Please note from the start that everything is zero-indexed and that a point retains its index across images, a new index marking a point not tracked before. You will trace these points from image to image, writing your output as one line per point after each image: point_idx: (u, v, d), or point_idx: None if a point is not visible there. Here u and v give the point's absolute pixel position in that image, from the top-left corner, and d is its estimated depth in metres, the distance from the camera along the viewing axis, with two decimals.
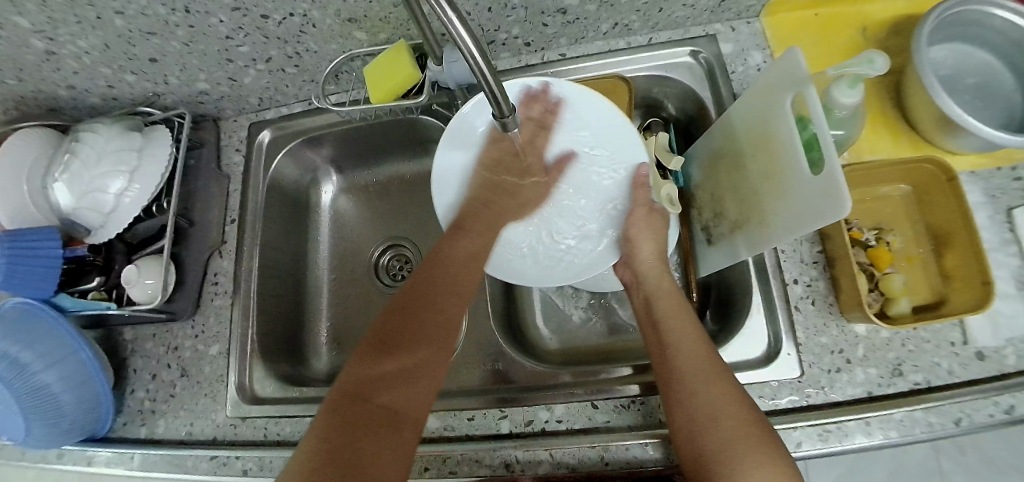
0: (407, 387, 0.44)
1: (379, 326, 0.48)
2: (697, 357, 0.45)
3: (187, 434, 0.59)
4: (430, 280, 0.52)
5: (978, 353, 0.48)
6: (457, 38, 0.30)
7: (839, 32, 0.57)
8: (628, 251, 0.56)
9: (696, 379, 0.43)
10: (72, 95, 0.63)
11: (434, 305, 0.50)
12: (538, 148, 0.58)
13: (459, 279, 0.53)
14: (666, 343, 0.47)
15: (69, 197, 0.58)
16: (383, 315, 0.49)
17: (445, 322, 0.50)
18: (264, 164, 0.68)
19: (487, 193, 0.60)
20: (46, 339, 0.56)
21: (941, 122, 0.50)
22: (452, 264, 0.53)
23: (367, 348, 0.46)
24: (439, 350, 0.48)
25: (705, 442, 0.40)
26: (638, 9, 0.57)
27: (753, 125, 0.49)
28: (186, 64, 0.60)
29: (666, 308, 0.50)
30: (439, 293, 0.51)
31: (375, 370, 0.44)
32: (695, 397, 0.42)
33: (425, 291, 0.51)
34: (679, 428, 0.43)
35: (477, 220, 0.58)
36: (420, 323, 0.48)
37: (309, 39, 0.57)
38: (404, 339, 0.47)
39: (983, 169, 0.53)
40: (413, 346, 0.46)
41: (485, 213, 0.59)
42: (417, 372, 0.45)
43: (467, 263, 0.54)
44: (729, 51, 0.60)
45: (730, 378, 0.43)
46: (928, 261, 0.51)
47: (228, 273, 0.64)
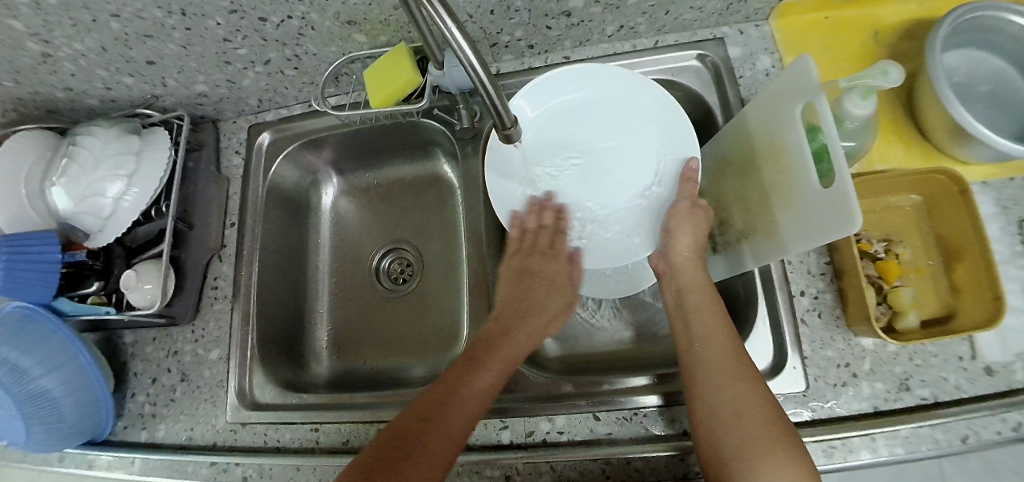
0: (405, 476, 0.42)
1: (378, 444, 0.45)
2: (728, 355, 0.45)
3: (187, 439, 0.59)
4: (463, 373, 0.49)
5: (986, 369, 0.47)
6: (457, 50, 0.30)
7: (850, 36, 0.56)
8: (665, 242, 0.53)
9: (722, 375, 0.43)
10: (70, 96, 0.62)
11: (437, 420, 0.46)
12: (558, 251, 0.58)
13: (475, 386, 0.48)
14: (697, 337, 0.47)
15: (66, 202, 0.57)
16: (387, 433, 0.46)
17: (450, 438, 0.45)
18: (264, 167, 0.67)
19: (510, 302, 0.56)
20: (45, 345, 0.56)
21: (953, 132, 0.48)
22: (470, 384, 0.48)
23: (364, 462, 0.44)
24: (438, 464, 0.43)
25: (725, 437, 0.41)
26: (644, 11, 0.55)
27: (760, 134, 0.48)
28: (184, 66, 0.59)
29: (697, 302, 0.49)
30: (451, 409, 0.46)
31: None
32: (721, 393, 0.43)
33: (436, 405, 0.47)
34: (697, 422, 0.43)
35: (521, 324, 0.54)
36: (422, 437, 0.45)
37: (308, 41, 0.56)
38: (402, 462, 0.43)
39: (996, 179, 0.51)
40: (424, 441, 0.44)
41: (528, 310, 0.56)
42: (420, 468, 0.43)
43: (502, 366, 0.51)
44: (738, 55, 0.58)
45: (757, 379, 0.43)
46: (938, 274, 0.49)
47: (228, 277, 0.64)
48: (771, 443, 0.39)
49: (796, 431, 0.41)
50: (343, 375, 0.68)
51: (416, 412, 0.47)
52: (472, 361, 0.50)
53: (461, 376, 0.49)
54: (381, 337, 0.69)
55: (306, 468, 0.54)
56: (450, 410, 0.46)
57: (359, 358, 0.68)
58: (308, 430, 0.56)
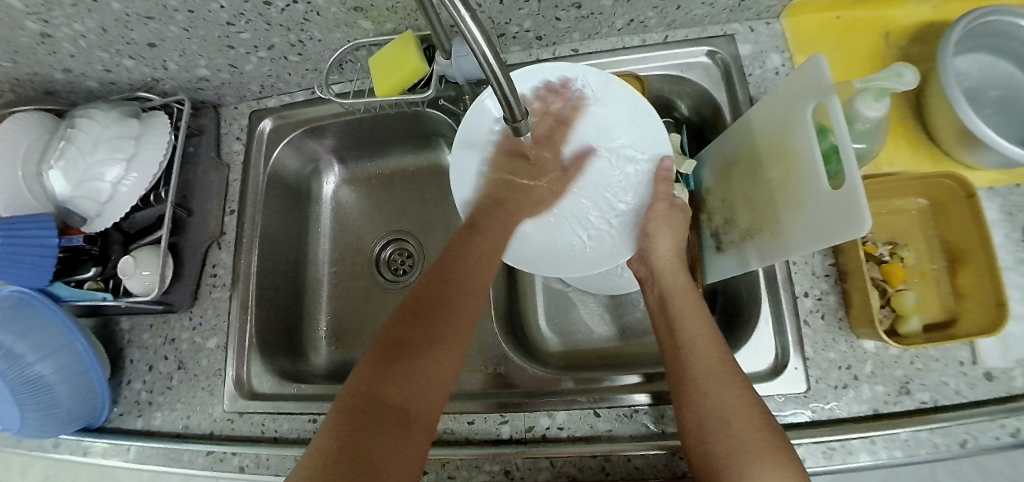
0: (415, 384, 0.39)
1: (390, 327, 0.42)
2: (712, 359, 0.43)
3: (183, 427, 0.58)
4: (445, 273, 0.47)
5: (986, 374, 0.47)
6: (467, 37, 0.29)
7: (861, 36, 0.55)
8: (645, 246, 0.54)
9: (710, 379, 0.42)
10: (69, 78, 0.61)
11: (453, 301, 0.45)
12: (554, 141, 0.57)
13: (481, 275, 0.48)
14: (681, 343, 0.46)
15: (64, 183, 0.56)
16: (395, 317, 0.43)
17: (466, 324, 0.44)
18: (266, 154, 0.66)
19: (503, 191, 0.57)
20: (41, 329, 0.55)
21: (962, 138, 0.48)
22: (474, 265, 0.49)
23: (375, 351, 0.41)
24: (456, 352, 0.42)
25: (715, 447, 0.39)
26: (655, 5, 0.54)
27: (771, 132, 0.47)
28: (186, 49, 0.58)
29: (681, 307, 0.49)
30: (461, 286, 0.46)
31: (388, 369, 0.39)
32: (708, 401, 0.41)
33: (445, 288, 0.45)
34: (688, 429, 0.42)
35: (492, 219, 0.54)
36: (439, 319, 0.43)
37: (313, 27, 0.55)
38: (422, 344, 0.41)
39: (1002, 186, 0.51)
40: (429, 344, 0.41)
41: (500, 213, 0.55)
42: (429, 371, 0.40)
43: (479, 260, 0.49)
44: (748, 53, 0.57)
45: (743, 382, 0.42)
46: (941, 278, 0.49)
47: (228, 264, 0.63)
48: (763, 447, 0.38)
49: (787, 435, 0.39)
50: (342, 366, 0.67)
51: (410, 314, 0.43)
52: (454, 263, 0.48)
53: (444, 279, 0.46)
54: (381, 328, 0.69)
55: None
56: (445, 314, 0.43)
57: (357, 350, 0.68)
58: (306, 421, 0.56)
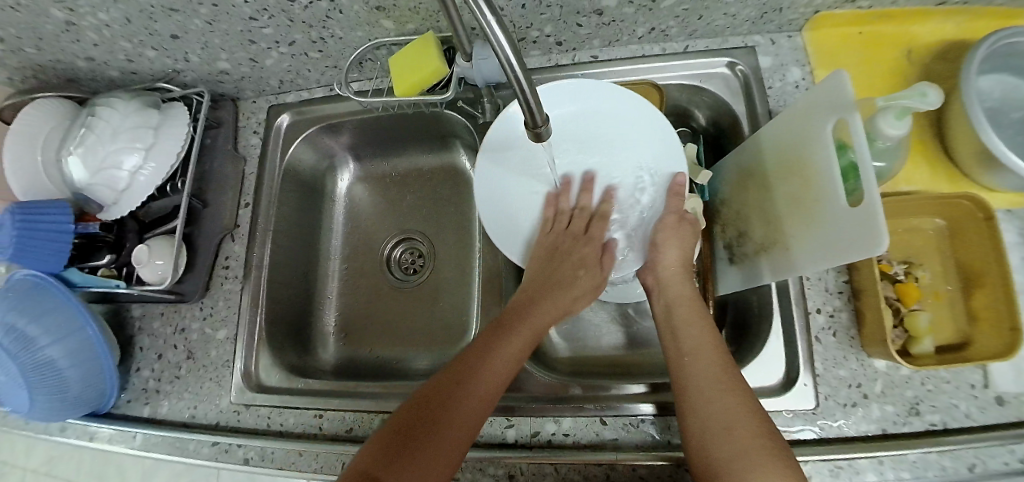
0: (413, 471, 0.40)
1: (404, 411, 0.44)
2: (715, 368, 0.44)
3: (190, 417, 0.59)
4: (469, 366, 0.47)
5: (998, 398, 0.47)
6: (492, 38, 0.29)
7: (883, 53, 0.55)
8: (652, 256, 0.54)
9: (713, 388, 0.42)
10: (91, 67, 0.62)
11: (469, 382, 0.46)
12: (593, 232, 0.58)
13: (507, 352, 0.49)
14: (685, 352, 0.46)
15: (82, 171, 0.57)
16: (413, 399, 0.45)
17: (479, 411, 0.45)
18: (282, 148, 0.67)
19: (540, 277, 0.56)
20: (52, 314, 0.56)
21: (982, 159, 0.48)
22: (503, 349, 0.49)
23: (386, 432, 0.43)
24: (462, 433, 0.43)
25: (716, 452, 0.39)
26: (677, 15, 0.55)
27: (790, 147, 0.47)
28: (207, 42, 0.58)
29: (685, 316, 0.49)
30: (483, 367, 0.47)
31: (392, 454, 0.41)
32: (710, 408, 0.41)
33: (465, 369, 0.47)
34: (690, 437, 0.42)
35: (530, 316, 0.52)
36: (453, 403, 0.44)
37: (334, 24, 0.55)
38: (430, 427, 0.42)
39: (1021, 209, 0.51)
40: (435, 432, 0.42)
41: (535, 308, 0.53)
42: (430, 459, 0.41)
43: (506, 362, 0.48)
44: (768, 65, 0.57)
45: (745, 390, 0.42)
46: (955, 300, 0.49)
47: (240, 257, 0.64)
48: (765, 453, 0.38)
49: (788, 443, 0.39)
50: (349, 362, 0.67)
51: (424, 401, 0.44)
52: (478, 355, 0.48)
53: (463, 373, 0.46)
54: (389, 326, 0.69)
55: (308, 454, 0.54)
56: (454, 406, 0.44)
57: (365, 346, 0.68)
58: (312, 416, 0.56)
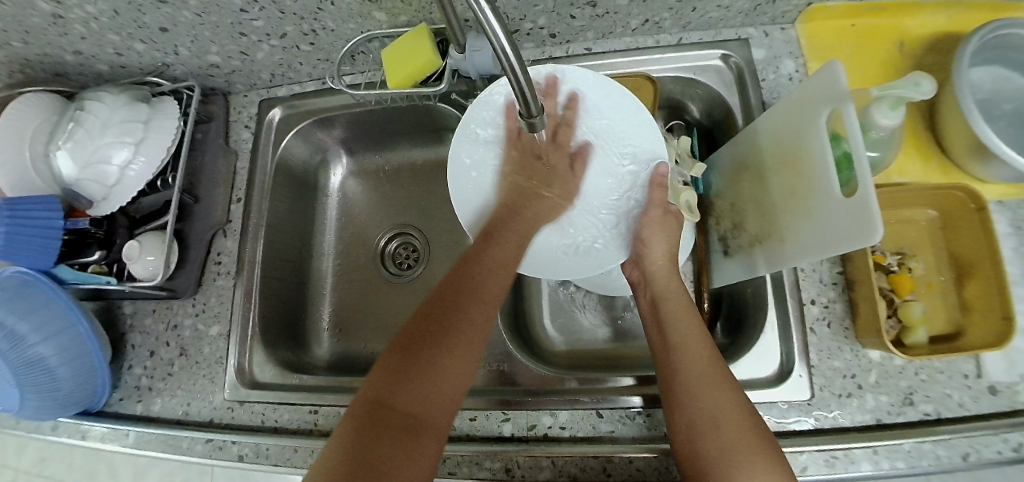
0: (425, 391, 0.40)
1: (410, 325, 0.44)
2: (702, 360, 0.43)
3: (183, 414, 0.58)
4: (463, 282, 0.47)
5: (991, 387, 0.47)
6: (483, 22, 0.28)
7: (876, 44, 0.55)
8: (639, 251, 0.53)
9: (701, 384, 0.42)
10: (79, 61, 0.61)
11: (467, 293, 0.46)
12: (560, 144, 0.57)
13: (501, 258, 0.51)
14: (670, 345, 0.46)
15: (71, 165, 0.56)
16: (418, 313, 0.45)
17: (484, 312, 0.46)
18: (274, 143, 0.66)
19: (516, 199, 0.57)
20: (43, 311, 0.55)
21: (974, 150, 0.48)
22: (489, 258, 0.50)
23: (394, 350, 0.42)
24: (476, 343, 0.44)
25: (706, 447, 0.39)
26: (671, 6, 0.54)
27: (783, 138, 0.47)
28: (197, 35, 0.57)
29: (673, 309, 0.48)
30: (477, 271, 0.49)
31: (401, 374, 0.41)
32: (698, 403, 0.41)
33: (465, 278, 0.48)
34: (678, 432, 0.41)
35: (509, 226, 0.54)
36: (460, 310, 0.45)
37: (326, 16, 0.55)
38: (439, 336, 0.43)
39: (1013, 199, 0.51)
40: (442, 344, 0.42)
41: (515, 220, 0.55)
42: (443, 374, 0.41)
43: (496, 270, 0.49)
44: (762, 57, 0.57)
45: (732, 383, 0.42)
46: (948, 290, 0.49)
47: (232, 252, 0.63)
48: (752, 449, 0.38)
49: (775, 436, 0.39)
50: (343, 358, 0.67)
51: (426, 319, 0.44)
52: (473, 272, 0.48)
53: (460, 290, 0.46)
54: (384, 321, 0.68)
55: (303, 450, 0.54)
56: (457, 320, 0.44)
57: (359, 342, 0.67)
58: (307, 412, 0.56)
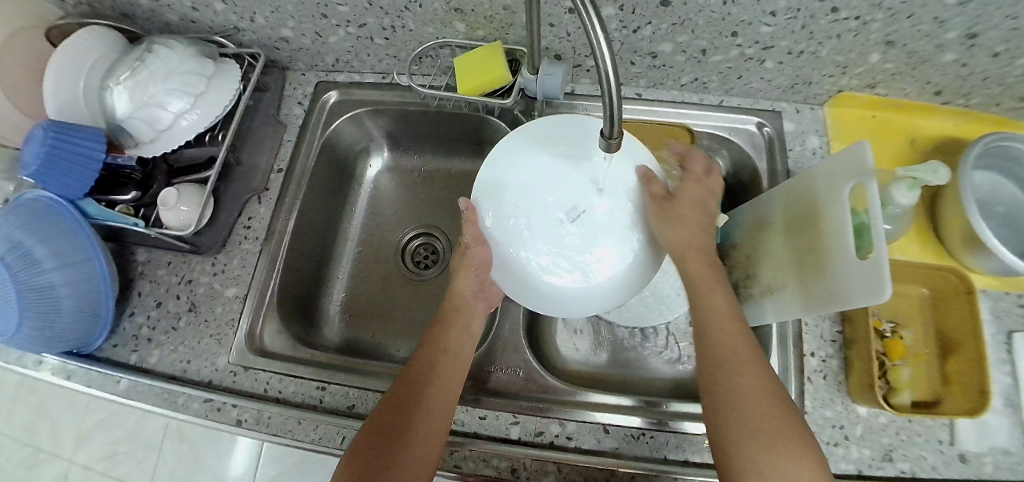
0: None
1: (373, 423, 0.45)
2: (732, 345, 0.44)
3: (181, 370, 0.57)
4: (421, 371, 0.48)
5: (961, 455, 0.52)
6: (595, 42, 0.34)
7: (891, 138, 0.62)
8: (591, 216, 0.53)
9: (731, 372, 0.43)
10: (152, 7, 0.62)
11: (426, 385, 0.47)
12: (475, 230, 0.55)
13: (456, 347, 0.51)
14: (706, 335, 0.46)
15: (126, 103, 0.56)
16: (381, 406, 0.47)
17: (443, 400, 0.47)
18: (324, 123, 0.68)
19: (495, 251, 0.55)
20: (63, 239, 0.54)
21: (968, 240, 0.54)
22: (445, 348, 0.51)
23: (360, 444, 0.44)
24: (437, 436, 0.45)
25: (738, 437, 0.40)
26: (720, 70, 0.61)
27: (807, 202, 0.52)
28: (279, 7, 0.59)
29: (702, 297, 0.48)
30: (438, 366, 0.49)
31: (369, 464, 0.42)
32: (729, 386, 0.42)
33: (422, 367, 0.49)
34: (710, 422, 0.42)
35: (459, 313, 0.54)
36: (418, 399, 0.46)
37: (409, 17, 0.58)
38: (397, 434, 0.44)
39: (994, 290, 0.57)
40: (405, 431, 0.44)
41: (464, 306, 0.55)
42: (409, 466, 0.43)
43: (450, 360, 0.50)
44: (790, 130, 0.64)
45: (766, 374, 0.43)
46: (932, 362, 0.54)
47: (263, 219, 0.63)
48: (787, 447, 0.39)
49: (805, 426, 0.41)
50: (350, 344, 0.66)
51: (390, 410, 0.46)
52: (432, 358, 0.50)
53: (417, 380, 0.48)
54: (396, 313, 0.69)
55: (306, 424, 0.53)
56: (416, 410, 0.46)
57: (368, 330, 0.67)
58: (313, 387, 0.55)
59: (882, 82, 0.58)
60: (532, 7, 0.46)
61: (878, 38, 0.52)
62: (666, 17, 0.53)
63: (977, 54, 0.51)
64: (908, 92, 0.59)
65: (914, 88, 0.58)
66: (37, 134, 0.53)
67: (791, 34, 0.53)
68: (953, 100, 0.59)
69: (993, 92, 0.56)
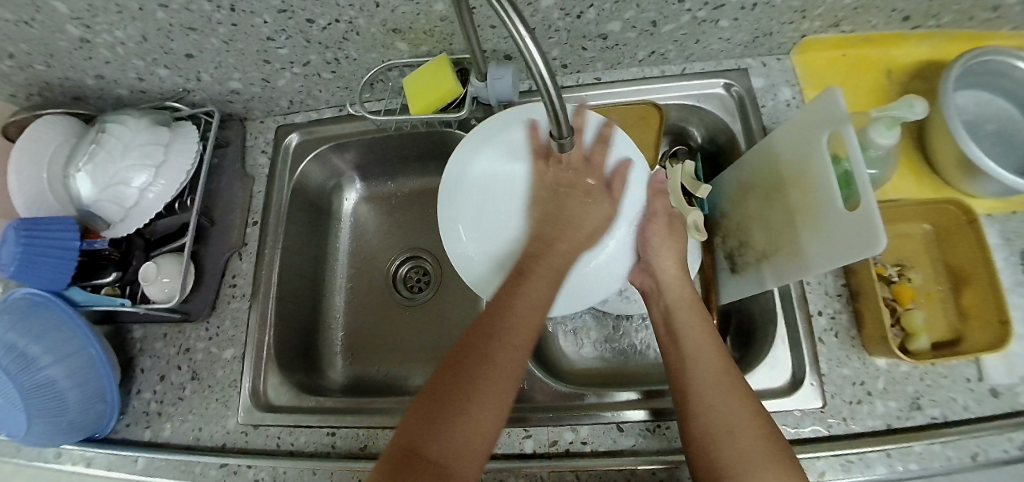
0: (455, 442, 0.38)
1: (441, 372, 0.42)
2: (734, 397, 0.42)
3: (194, 439, 0.57)
4: (486, 329, 0.43)
5: (992, 390, 0.49)
6: (523, 47, 0.31)
7: (866, 74, 0.60)
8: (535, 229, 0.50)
9: (709, 383, 0.43)
10: (100, 85, 0.62)
11: (490, 349, 0.42)
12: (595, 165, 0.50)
13: (531, 300, 0.46)
14: (688, 354, 0.46)
15: (90, 187, 0.56)
16: (444, 362, 0.43)
17: (514, 360, 0.42)
18: (291, 168, 0.68)
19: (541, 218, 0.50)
20: (55, 333, 0.54)
21: (963, 167, 0.52)
22: (515, 302, 0.45)
23: (418, 410, 0.40)
24: (503, 401, 0.41)
25: (720, 450, 0.40)
26: (676, 38, 0.58)
27: (789, 159, 0.49)
28: (222, 62, 0.59)
29: (686, 320, 0.49)
30: (505, 322, 0.44)
31: (431, 423, 0.39)
32: (713, 412, 0.42)
33: (488, 325, 0.44)
34: (693, 433, 0.42)
35: (543, 262, 0.48)
36: (484, 358, 0.42)
37: (350, 46, 0.57)
38: (459, 392, 0.40)
39: (1000, 213, 0.55)
40: (468, 392, 0.40)
41: (551, 255, 0.48)
42: (470, 429, 0.39)
43: (526, 316, 0.45)
44: (761, 86, 0.61)
45: (747, 391, 0.43)
46: (947, 299, 0.52)
47: (248, 275, 0.63)
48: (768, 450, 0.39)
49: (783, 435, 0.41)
50: (358, 382, 0.66)
51: (450, 365, 0.42)
52: (500, 312, 0.45)
53: (482, 342, 0.43)
54: (396, 343, 0.68)
55: (322, 472, 0.53)
56: (478, 369, 0.41)
57: (372, 364, 0.67)
58: (323, 434, 0.55)
59: (846, 18, 0.56)
60: (463, 15, 0.44)
61: None
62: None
63: None
64: (875, 23, 0.56)
65: (880, 19, 0.56)
66: (9, 235, 0.53)
67: None
68: (924, 22, 0.56)
69: (964, 6, 0.53)
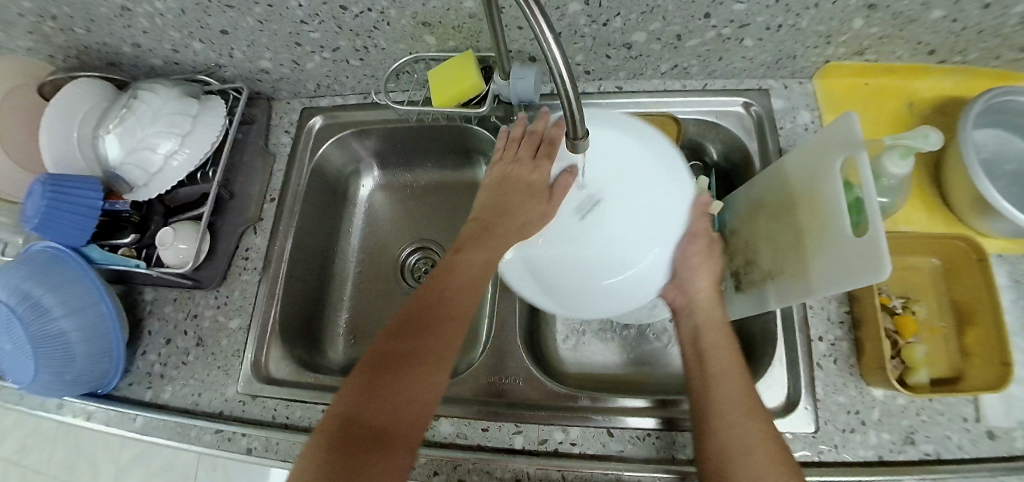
0: (379, 469, 0.38)
1: (350, 396, 0.41)
2: (750, 427, 0.42)
3: (193, 404, 0.58)
4: (406, 352, 0.44)
5: (989, 432, 0.49)
6: (546, 50, 0.32)
7: (887, 105, 0.60)
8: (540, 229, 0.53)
9: (726, 406, 0.44)
10: (135, 53, 0.64)
11: (406, 373, 0.43)
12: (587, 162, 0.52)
13: (442, 327, 0.47)
14: (710, 373, 0.47)
15: (118, 150, 0.58)
16: (353, 384, 0.42)
17: (426, 385, 0.43)
18: (312, 149, 0.69)
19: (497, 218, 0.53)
20: (69, 287, 0.56)
21: (977, 204, 0.51)
22: (435, 326, 0.46)
23: (327, 429, 0.39)
24: (419, 432, 0.41)
25: (735, 473, 0.40)
26: (699, 54, 0.59)
27: (801, 180, 0.49)
28: (255, 40, 0.60)
29: (714, 340, 0.50)
30: (424, 345, 0.45)
31: (347, 451, 0.37)
32: (731, 430, 0.42)
33: (404, 351, 0.44)
34: (706, 456, 0.43)
35: (447, 283, 0.49)
36: (401, 384, 0.42)
37: (380, 35, 0.58)
38: (378, 420, 0.40)
39: (1012, 254, 0.54)
40: (391, 418, 0.40)
41: (453, 280, 0.50)
42: (389, 459, 0.38)
43: (441, 342, 0.46)
44: (780, 107, 0.62)
45: (766, 418, 0.43)
46: (950, 336, 0.52)
47: (260, 249, 0.65)
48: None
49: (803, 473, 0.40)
50: (357, 364, 0.67)
51: (371, 387, 0.41)
52: (418, 331, 0.45)
53: (398, 362, 0.43)
54: None
55: None
56: (401, 399, 0.41)
57: None
58: (319, 410, 0.56)
59: (871, 47, 0.56)
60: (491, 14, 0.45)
61: (857, 3, 0.49)
62: (633, 7, 0.52)
63: (966, 8, 0.48)
64: (900, 54, 0.56)
65: (906, 50, 0.56)
66: (36, 188, 0.55)
67: (765, 9, 0.51)
68: (950, 57, 0.56)
69: (991, 45, 0.53)
